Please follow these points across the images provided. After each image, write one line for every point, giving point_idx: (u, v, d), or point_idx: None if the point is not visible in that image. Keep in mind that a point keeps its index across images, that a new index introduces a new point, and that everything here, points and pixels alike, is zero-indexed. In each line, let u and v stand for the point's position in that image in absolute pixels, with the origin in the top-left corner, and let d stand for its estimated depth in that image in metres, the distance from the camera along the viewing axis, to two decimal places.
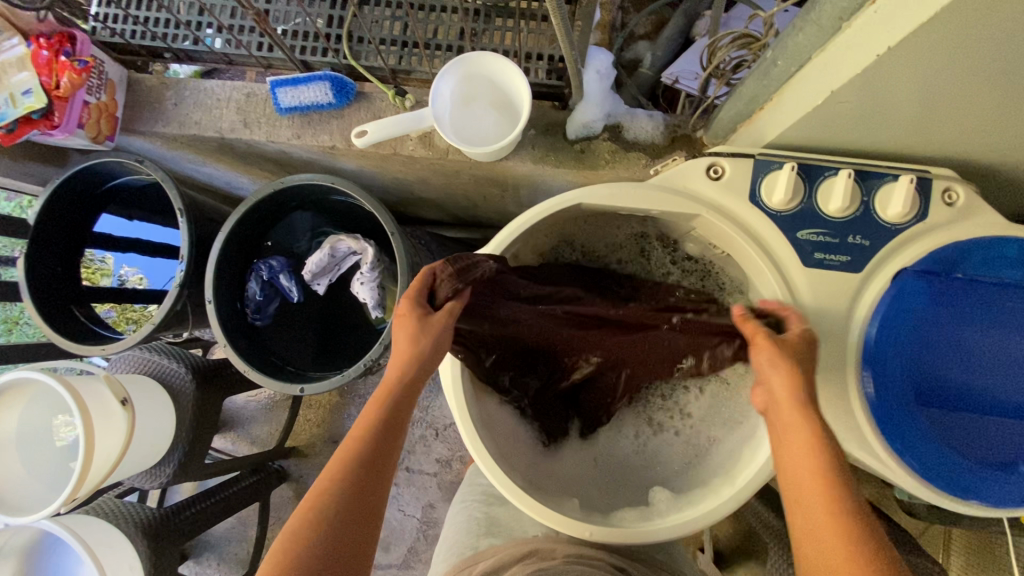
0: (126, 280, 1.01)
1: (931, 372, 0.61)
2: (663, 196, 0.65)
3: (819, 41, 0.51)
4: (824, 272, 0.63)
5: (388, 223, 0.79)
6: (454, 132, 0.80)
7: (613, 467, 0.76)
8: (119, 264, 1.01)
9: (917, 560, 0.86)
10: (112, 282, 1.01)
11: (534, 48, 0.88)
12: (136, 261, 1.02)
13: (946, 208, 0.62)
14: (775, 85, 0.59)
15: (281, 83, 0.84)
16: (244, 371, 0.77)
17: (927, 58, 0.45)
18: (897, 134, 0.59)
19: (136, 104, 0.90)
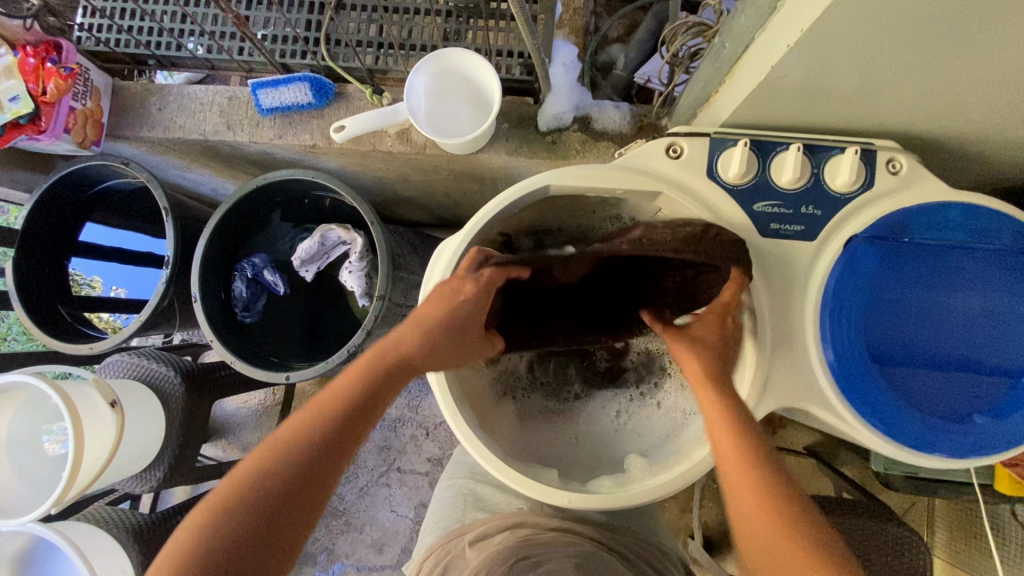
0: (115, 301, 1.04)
1: (883, 331, 0.65)
2: (627, 175, 0.68)
3: (759, 21, 0.55)
4: (780, 241, 0.66)
5: (369, 214, 0.81)
6: (430, 126, 0.83)
7: (592, 442, 0.78)
8: (107, 286, 1.03)
9: (888, 529, 0.89)
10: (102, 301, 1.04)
11: (505, 46, 0.91)
12: (123, 281, 1.04)
13: (892, 176, 0.65)
14: (725, 67, 0.64)
15: (262, 85, 0.88)
16: (230, 363, 0.79)
17: (850, 31, 0.49)
18: (840, 108, 0.63)
19: (121, 111, 0.93)
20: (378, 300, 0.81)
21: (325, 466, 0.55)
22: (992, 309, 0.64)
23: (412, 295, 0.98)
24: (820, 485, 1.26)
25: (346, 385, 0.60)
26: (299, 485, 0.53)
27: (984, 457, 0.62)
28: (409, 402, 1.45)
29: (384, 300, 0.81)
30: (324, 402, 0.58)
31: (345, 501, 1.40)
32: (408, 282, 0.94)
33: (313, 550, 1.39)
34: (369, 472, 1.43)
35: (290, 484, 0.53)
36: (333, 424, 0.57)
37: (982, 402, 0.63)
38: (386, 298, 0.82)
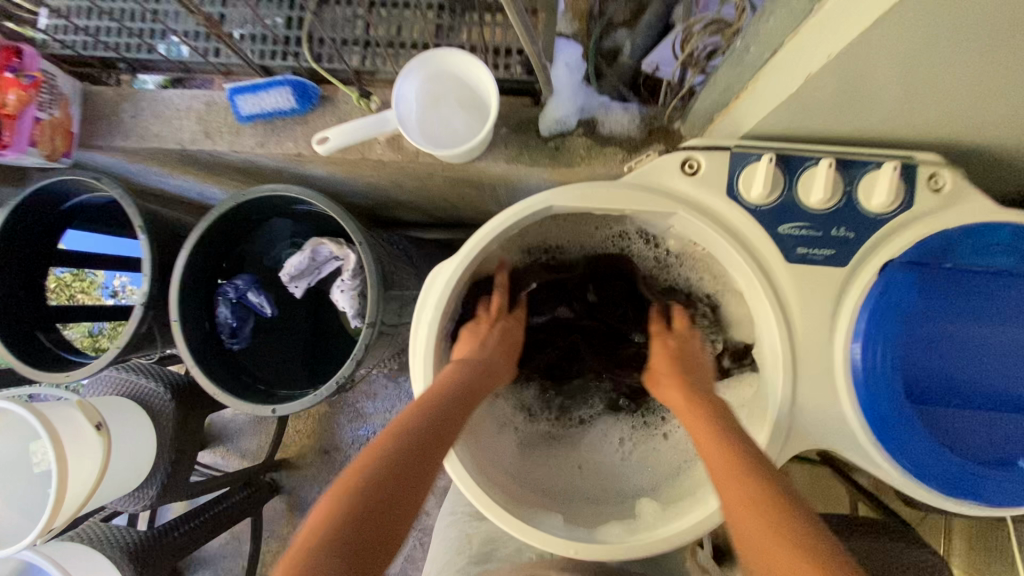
0: (118, 291, 0.99)
1: (922, 368, 0.59)
2: (638, 195, 0.62)
3: (790, 25, 0.48)
4: (808, 268, 0.60)
5: (355, 232, 0.74)
6: (422, 136, 0.77)
7: (597, 475, 0.74)
8: (111, 274, 0.99)
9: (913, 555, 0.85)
10: (105, 295, 0.98)
11: (503, 43, 0.84)
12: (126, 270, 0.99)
13: (933, 194, 0.59)
14: (748, 72, 0.57)
15: (241, 90, 0.81)
16: (213, 395, 0.74)
17: (900, 39, 0.42)
18: (877, 119, 0.56)
19: (93, 119, 0.87)
20: (367, 328, 0.74)
21: (433, 448, 0.56)
22: None
23: (407, 311, 0.93)
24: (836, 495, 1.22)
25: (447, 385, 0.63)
26: (406, 469, 0.52)
27: None
28: None
29: (374, 327, 0.74)
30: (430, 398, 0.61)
31: None
32: (402, 300, 0.88)
33: None
34: None
35: (392, 473, 0.51)
36: (427, 425, 0.57)
37: None
38: (377, 324, 0.75)
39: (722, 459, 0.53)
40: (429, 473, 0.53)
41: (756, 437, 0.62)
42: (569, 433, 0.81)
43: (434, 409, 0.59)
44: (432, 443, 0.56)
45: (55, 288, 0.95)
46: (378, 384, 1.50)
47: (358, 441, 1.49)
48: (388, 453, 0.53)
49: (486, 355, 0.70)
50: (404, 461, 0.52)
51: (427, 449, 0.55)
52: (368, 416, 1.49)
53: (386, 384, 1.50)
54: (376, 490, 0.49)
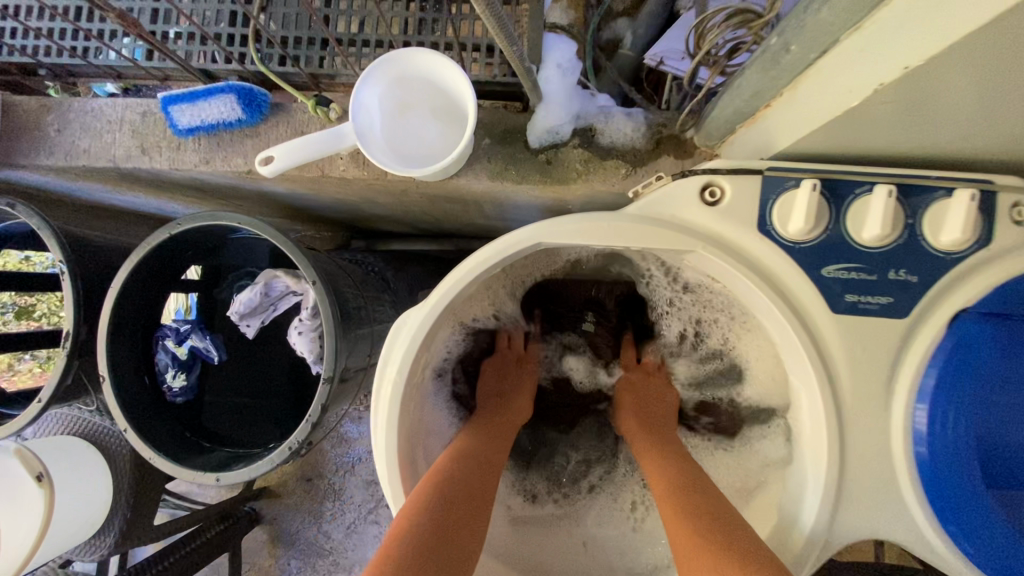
0: None
1: (1003, 443, 0.47)
2: (647, 228, 0.50)
3: (851, 18, 0.36)
4: (860, 319, 0.48)
5: (308, 270, 0.62)
6: (388, 152, 0.65)
7: (604, 554, 0.63)
8: None
9: None
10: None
11: (484, 38, 0.71)
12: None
13: (1017, 227, 0.47)
14: (785, 76, 0.45)
15: (175, 99, 0.69)
16: (148, 460, 0.62)
17: (1019, 36, 0.30)
18: (952, 135, 0.44)
19: (13, 134, 0.75)
20: (324, 382, 0.62)
21: (492, 465, 0.58)
22: None
23: (381, 347, 0.81)
24: None
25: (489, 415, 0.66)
26: (472, 477, 0.54)
27: None
28: None
29: (333, 381, 0.63)
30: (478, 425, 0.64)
31: (331, 540, 1.38)
32: (373, 337, 0.76)
33: None
34: (356, 508, 1.39)
35: (462, 479, 0.53)
36: (480, 445, 0.59)
37: None
38: (337, 376, 0.63)
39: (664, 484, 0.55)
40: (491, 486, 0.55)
41: (792, 522, 0.51)
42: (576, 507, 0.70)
43: (476, 447, 0.58)
44: (487, 460, 0.58)
45: (48, 296, 0.87)
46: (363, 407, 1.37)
47: (344, 467, 1.40)
48: (434, 501, 0.49)
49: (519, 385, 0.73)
50: (468, 472, 0.54)
51: (485, 466, 0.57)
52: (354, 441, 1.40)
53: None
54: (449, 491, 0.51)
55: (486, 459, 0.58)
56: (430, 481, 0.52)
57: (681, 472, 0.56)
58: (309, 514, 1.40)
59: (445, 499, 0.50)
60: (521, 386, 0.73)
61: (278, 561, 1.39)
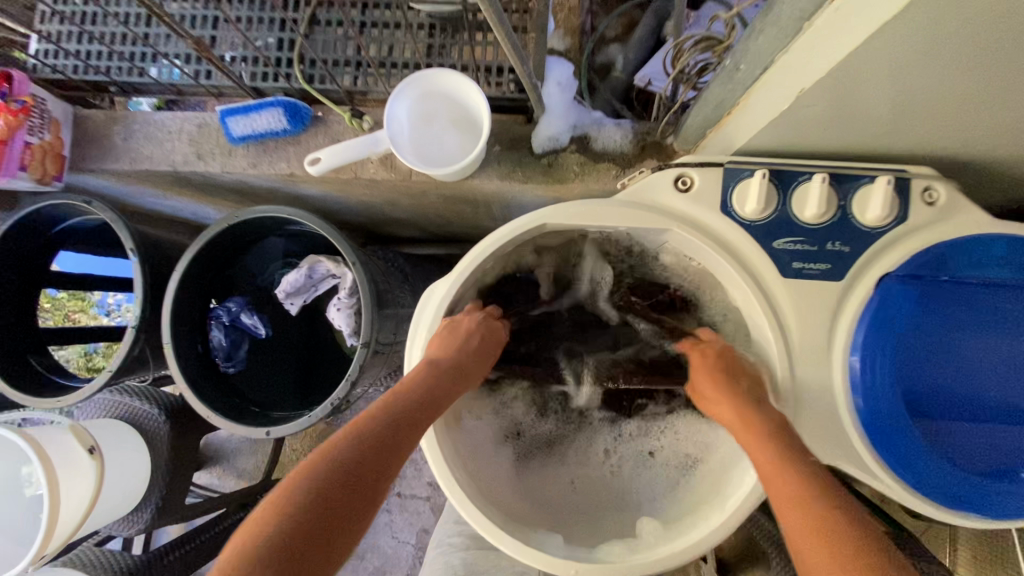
0: (116, 309, 0.99)
1: (922, 382, 0.58)
2: (631, 211, 0.62)
3: (781, 43, 0.48)
4: (805, 282, 0.60)
5: (348, 252, 0.74)
6: (414, 154, 0.77)
7: (595, 491, 0.75)
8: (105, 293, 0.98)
9: None
10: (100, 313, 0.98)
11: (494, 61, 0.84)
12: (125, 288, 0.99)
13: (928, 207, 0.58)
14: (739, 89, 0.57)
15: (232, 112, 0.81)
16: (206, 418, 0.72)
17: (890, 56, 0.42)
18: (869, 134, 0.56)
19: (84, 143, 0.87)
20: (362, 348, 0.73)
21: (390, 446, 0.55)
22: None
23: (402, 329, 0.92)
24: None
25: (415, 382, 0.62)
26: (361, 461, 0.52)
27: None
28: None
29: (369, 347, 0.74)
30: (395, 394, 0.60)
31: None
32: (397, 318, 0.88)
33: None
34: None
35: (349, 463, 0.51)
36: (388, 423, 0.56)
37: None
38: (372, 344, 0.75)
39: (779, 488, 0.53)
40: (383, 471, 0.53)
41: None
42: (564, 440, 0.82)
43: (376, 427, 0.55)
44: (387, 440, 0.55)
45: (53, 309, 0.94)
46: None
47: None
48: (311, 494, 0.48)
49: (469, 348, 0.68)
50: (360, 455, 0.52)
51: (383, 446, 0.54)
52: None
53: None
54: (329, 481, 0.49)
55: (388, 438, 0.55)
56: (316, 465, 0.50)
57: (793, 461, 0.54)
58: None
59: (356, 450, 0.52)
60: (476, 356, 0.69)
61: None
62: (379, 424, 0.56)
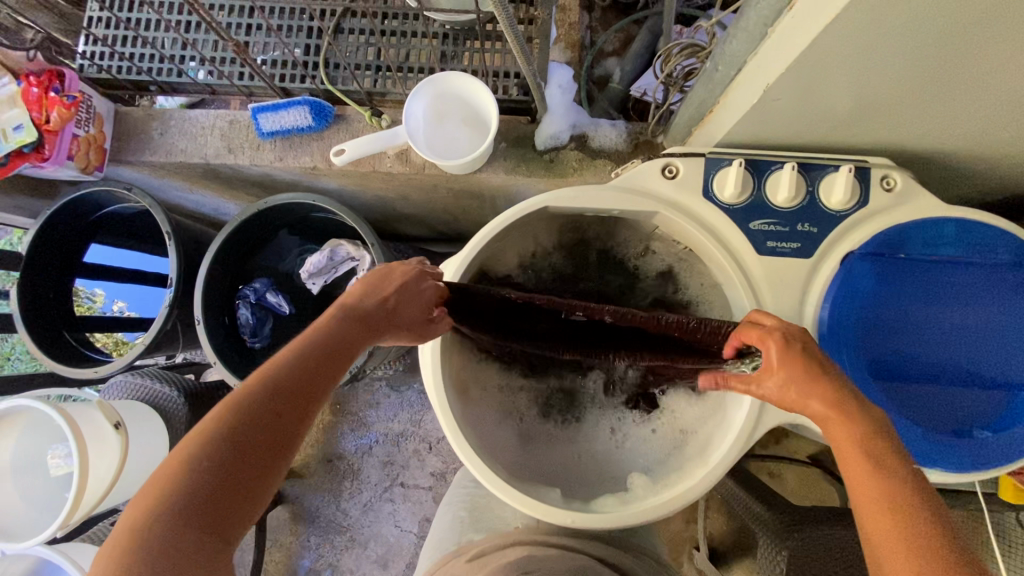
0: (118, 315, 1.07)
1: (883, 348, 0.65)
2: (622, 196, 0.69)
3: (751, 45, 0.56)
4: (778, 260, 0.67)
5: (368, 235, 0.81)
6: (428, 148, 0.85)
7: (593, 460, 0.78)
8: (109, 299, 1.06)
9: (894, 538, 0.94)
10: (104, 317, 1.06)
11: (502, 66, 0.92)
12: (125, 295, 1.07)
13: (886, 192, 0.66)
14: (719, 88, 0.65)
15: (263, 109, 0.89)
16: (234, 386, 0.79)
17: (839, 54, 0.50)
18: (831, 128, 0.64)
19: (123, 136, 0.94)
20: None
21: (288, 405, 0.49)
22: (993, 322, 0.64)
23: None
24: (825, 495, 1.27)
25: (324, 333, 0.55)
26: (256, 428, 0.47)
27: (983, 471, 0.63)
28: (411, 416, 1.46)
29: None
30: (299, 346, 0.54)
31: (349, 517, 1.41)
32: None
33: (318, 567, 1.40)
34: (372, 488, 1.44)
35: (242, 433, 0.46)
36: (287, 381, 0.50)
37: (982, 417, 0.64)
38: None
39: (865, 501, 0.46)
40: (285, 436, 0.48)
41: (736, 413, 0.68)
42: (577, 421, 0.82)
43: (274, 387, 0.49)
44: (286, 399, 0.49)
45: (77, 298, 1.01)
46: (382, 391, 1.47)
47: (361, 450, 1.45)
48: (201, 472, 0.44)
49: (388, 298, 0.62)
50: (251, 421, 0.47)
51: (281, 406, 0.49)
52: (372, 424, 1.45)
53: (390, 393, 1.47)
54: (217, 457, 0.45)
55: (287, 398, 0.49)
56: (203, 436, 0.45)
57: (885, 470, 0.47)
58: (329, 494, 1.43)
59: (263, 403, 0.48)
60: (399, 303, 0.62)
61: (298, 538, 1.41)
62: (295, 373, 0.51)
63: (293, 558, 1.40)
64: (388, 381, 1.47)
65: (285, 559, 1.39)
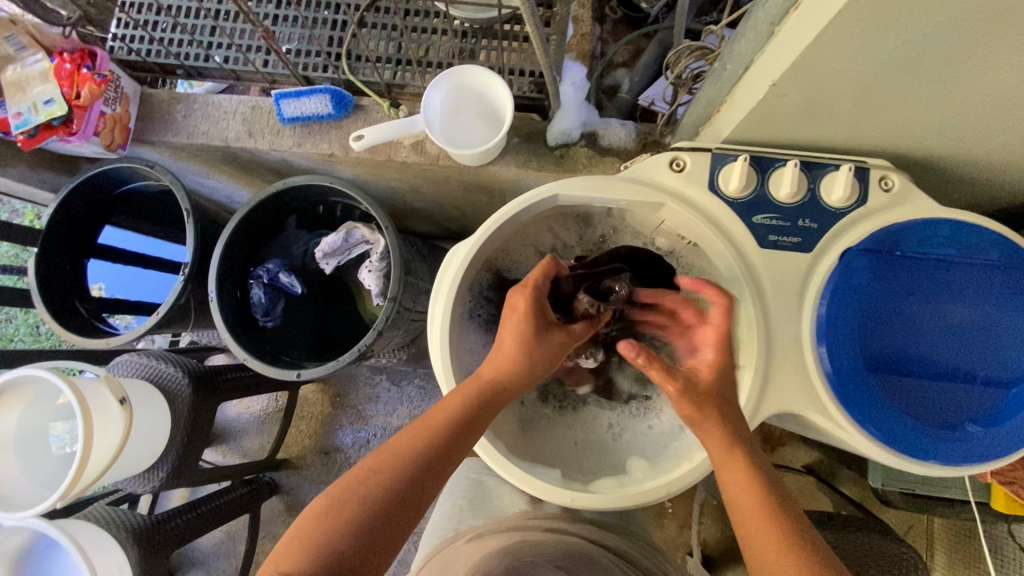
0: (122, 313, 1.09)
1: (878, 342, 0.68)
2: (631, 186, 0.72)
3: (759, 44, 0.59)
4: (778, 252, 0.70)
5: (383, 219, 0.83)
6: (444, 138, 0.88)
7: (594, 449, 0.78)
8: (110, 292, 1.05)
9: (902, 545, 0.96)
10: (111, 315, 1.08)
11: (518, 65, 0.96)
12: (123, 287, 1.06)
13: (884, 193, 0.69)
14: (726, 87, 0.68)
15: (285, 95, 0.92)
16: (244, 360, 0.81)
17: (842, 55, 0.53)
18: (832, 129, 0.67)
19: (148, 117, 0.97)
20: (388, 303, 0.82)
21: (439, 466, 0.56)
22: (985, 321, 0.67)
23: (420, 301, 1.01)
24: (819, 505, 1.28)
25: (473, 395, 0.62)
26: (412, 483, 0.54)
27: (976, 465, 0.64)
28: (410, 411, 1.46)
29: (395, 302, 0.83)
30: (451, 403, 0.61)
31: None
32: (417, 288, 0.98)
33: None
34: None
35: (403, 483, 0.54)
36: (438, 441, 0.57)
37: (973, 412, 0.66)
38: (397, 300, 0.83)
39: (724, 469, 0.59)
40: (430, 490, 0.55)
41: (734, 401, 0.70)
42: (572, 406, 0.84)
43: (428, 446, 0.57)
44: (439, 460, 0.57)
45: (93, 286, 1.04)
46: (382, 385, 1.48)
47: (358, 444, 1.45)
48: (365, 510, 0.51)
49: (524, 353, 0.66)
50: (410, 476, 0.54)
51: (433, 465, 0.56)
52: (370, 418, 1.46)
53: (390, 387, 1.48)
54: (379, 501, 0.52)
55: (437, 461, 0.56)
56: (372, 479, 0.53)
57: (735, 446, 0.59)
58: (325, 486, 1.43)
59: (421, 459, 0.56)
60: (530, 354, 0.66)
61: None
62: (436, 434, 0.58)
63: None
64: (389, 375, 1.48)
65: None
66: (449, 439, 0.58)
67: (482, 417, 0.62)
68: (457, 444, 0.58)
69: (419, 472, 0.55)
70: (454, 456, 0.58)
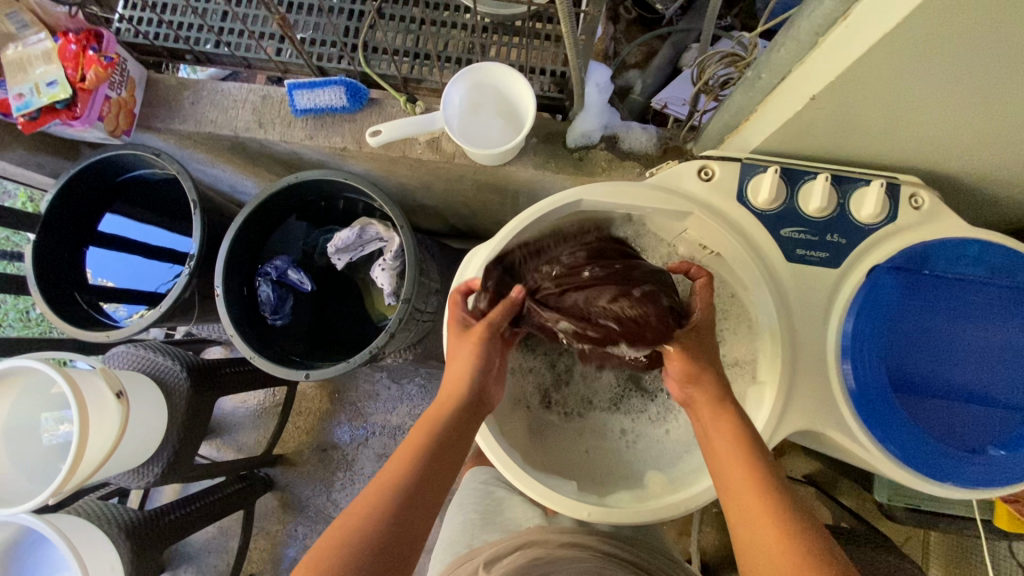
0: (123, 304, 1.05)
1: (904, 361, 0.66)
2: (657, 194, 0.70)
3: (798, 55, 0.57)
4: (805, 267, 0.69)
5: (398, 218, 0.81)
6: (463, 136, 0.85)
7: (607, 459, 0.77)
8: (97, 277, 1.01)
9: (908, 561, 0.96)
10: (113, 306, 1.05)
11: (539, 64, 0.93)
12: (114, 273, 1.02)
13: (914, 210, 0.67)
14: (759, 95, 0.66)
15: (298, 86, 0.89)
16: (250, 359, 0.78)
17: (888, 71, 0.51)
18: (865, 143, 0.66)
19: (154, 102, 0.94)
20: (402, 304, 0.80)
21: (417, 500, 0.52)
22: (1011, 344, 0.66)
23: (430, 302, 0.99)
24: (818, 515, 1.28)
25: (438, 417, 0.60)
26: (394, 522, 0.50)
27: (998, 489, 0.63)
28: (410, 410, 1.44)
29: (408, 304, 0.80)
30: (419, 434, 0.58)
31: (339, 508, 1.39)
32: (427, 289, 0.96)
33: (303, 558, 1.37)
34: (366, 479, 1.42)
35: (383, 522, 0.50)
36: (412, 475, 0.53)
37: (996, 435, 0.65)
38: (411, 302, 0.81)
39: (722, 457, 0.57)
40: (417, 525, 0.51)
41: (754, 417, 0.68)
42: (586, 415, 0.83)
43: (406, 481, 0.53)
44: (416, 492, 0.52)
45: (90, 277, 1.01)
46: (382, 383, 1.46)
47: (356, 441, 1.43)
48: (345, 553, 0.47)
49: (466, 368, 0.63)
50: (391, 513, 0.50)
51: (414, 501, 0.52)
52: (369, 416, 1.44)
53: (390, 385, 1.46)
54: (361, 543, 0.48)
55: (415, 492, 0.52)
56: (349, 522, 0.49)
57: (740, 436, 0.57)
58: (321, 483, 1.41)
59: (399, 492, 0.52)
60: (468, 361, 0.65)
61: (285, 526, 1.39)
62: (408, 466, 0.54)
63: (277, 546, 1.38)
64: (389, 372, 1.45)
65: (269, 546, 1.37)
66: (423, 471, 0.54)
67: (455, 442, 0.58)
68: (436, 475, 0.54)
69: (407, 512, 0.51)
70: (434, 486, 0.54)
